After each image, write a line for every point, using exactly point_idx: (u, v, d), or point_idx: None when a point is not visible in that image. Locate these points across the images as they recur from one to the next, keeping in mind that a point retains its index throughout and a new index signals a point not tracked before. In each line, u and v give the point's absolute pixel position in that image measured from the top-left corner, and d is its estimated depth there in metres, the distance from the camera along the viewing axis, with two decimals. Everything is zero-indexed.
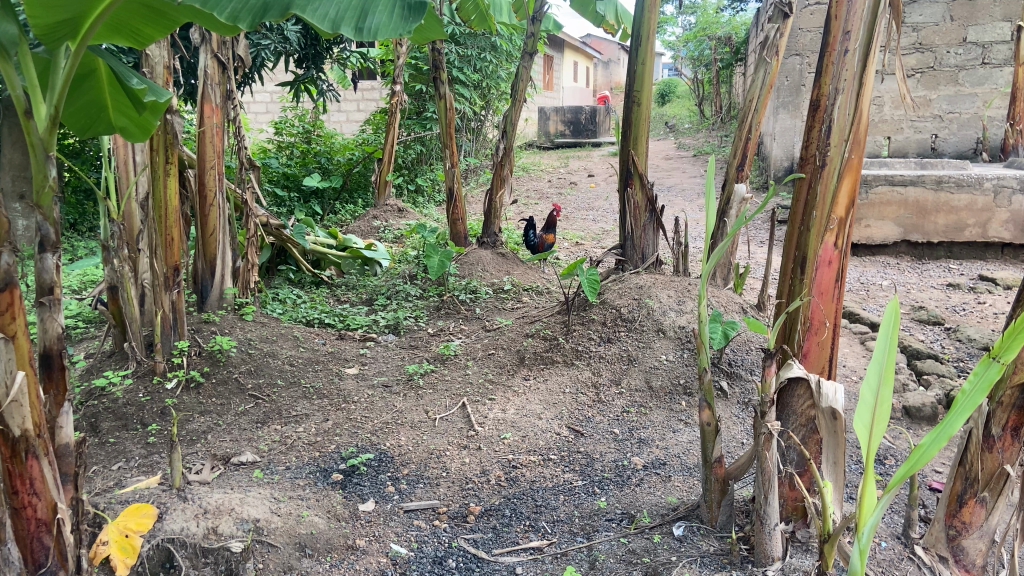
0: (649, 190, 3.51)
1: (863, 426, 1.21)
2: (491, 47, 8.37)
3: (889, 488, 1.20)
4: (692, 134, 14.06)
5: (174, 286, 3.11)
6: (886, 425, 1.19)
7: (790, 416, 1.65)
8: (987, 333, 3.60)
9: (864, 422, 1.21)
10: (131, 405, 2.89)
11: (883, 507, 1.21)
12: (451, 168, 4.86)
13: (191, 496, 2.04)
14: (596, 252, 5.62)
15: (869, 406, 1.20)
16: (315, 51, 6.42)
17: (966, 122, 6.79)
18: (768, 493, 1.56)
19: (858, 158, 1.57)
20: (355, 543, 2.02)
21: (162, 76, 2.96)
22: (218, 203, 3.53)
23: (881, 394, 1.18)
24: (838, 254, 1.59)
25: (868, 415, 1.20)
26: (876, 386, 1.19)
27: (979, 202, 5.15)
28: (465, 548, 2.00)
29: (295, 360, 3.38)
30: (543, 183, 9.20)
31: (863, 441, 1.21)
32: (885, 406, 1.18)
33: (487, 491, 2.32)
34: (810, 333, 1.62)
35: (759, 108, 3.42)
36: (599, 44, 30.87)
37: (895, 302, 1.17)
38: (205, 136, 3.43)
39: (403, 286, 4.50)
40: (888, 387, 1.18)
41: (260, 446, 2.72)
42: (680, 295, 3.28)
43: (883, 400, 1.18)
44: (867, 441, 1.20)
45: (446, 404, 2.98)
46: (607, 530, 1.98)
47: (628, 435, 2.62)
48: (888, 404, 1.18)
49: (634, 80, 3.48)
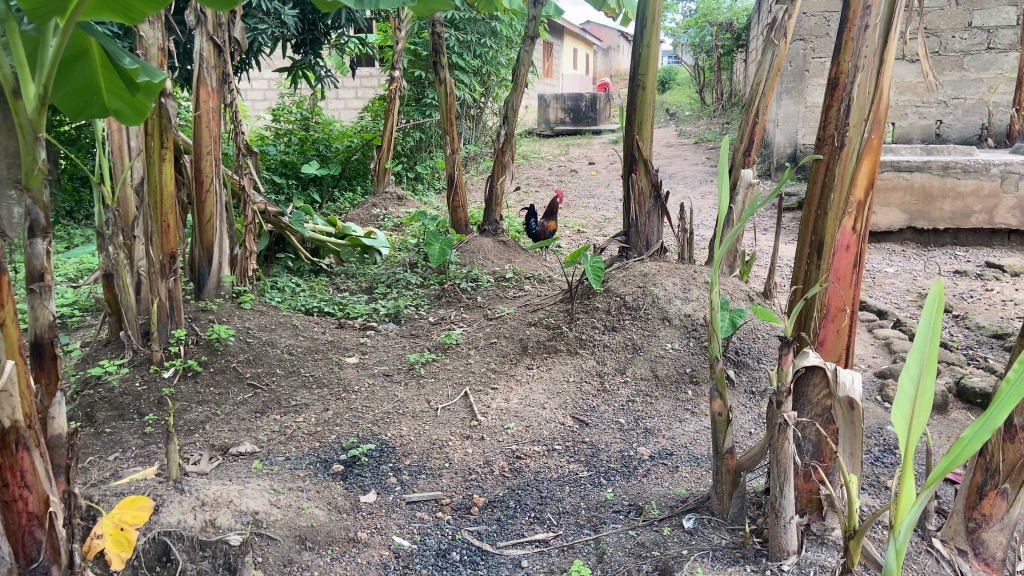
0: (654, 175, 3.46)
1: (901, 417, 1.15)
2: (492, 32, 8.27)
3: (930, 483, 1.13)
4: (692, 121, 13.96)
5: (170, 273, 3.06)
6: (927, 418, 1.13)
7: (805, 406, 1.59)
8: (997, 320, 3.55)
9: (902, 413, 1.15)
10: (128, 394, 2.86)
11: (922, 504, 1.15)
12: (452, 155, 4.80)
13: (188, 487, 1.97)
14: (598, 239, 5.56)
15: (909, 396, 1.14)
16: (312, 36, 6.43)
17: (971, 108, 6.72)
18: (783, 485, 1.51)
19: (878, 138, 1.52)
20: (356, 536, 1.97)
21: (156, 58, 2.91)
22: (215, 188, 3.46)
23: (922, 383, 1.13)
24: (856, 238, 1.54)
25: (907, 405, 1.15)
26: (917, 374, 1.14)
27: (986, 188, 5.09)
28: (469, 541, 1.95)
29: (295, 349, 3.32)
30: (543, 171, 9.13)
31: (900, 432, 1.16)
32: (926, 396, 1.12)
33: (491, 482, 2.27)
34: (828, 321, 1.56)
35: (766, 92, 3.35)
36: (599, 32, 30.65)
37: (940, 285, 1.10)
38: (202, 120, 3.36)
39: (403, 274, 4.44)
40: (930, 376, 1.12)
41: (259, 436, 2.68)
42: (686, 283, 3.23)
43: (924, 390, 1.13)
44: (905, 434, 1.15)
45: (448, 393, 2.93)
46: (615, 522, 1.93)
47: (634, 425, 2.58)
48: (930, 394, 1.12)
49: (639, 63, 3.40)
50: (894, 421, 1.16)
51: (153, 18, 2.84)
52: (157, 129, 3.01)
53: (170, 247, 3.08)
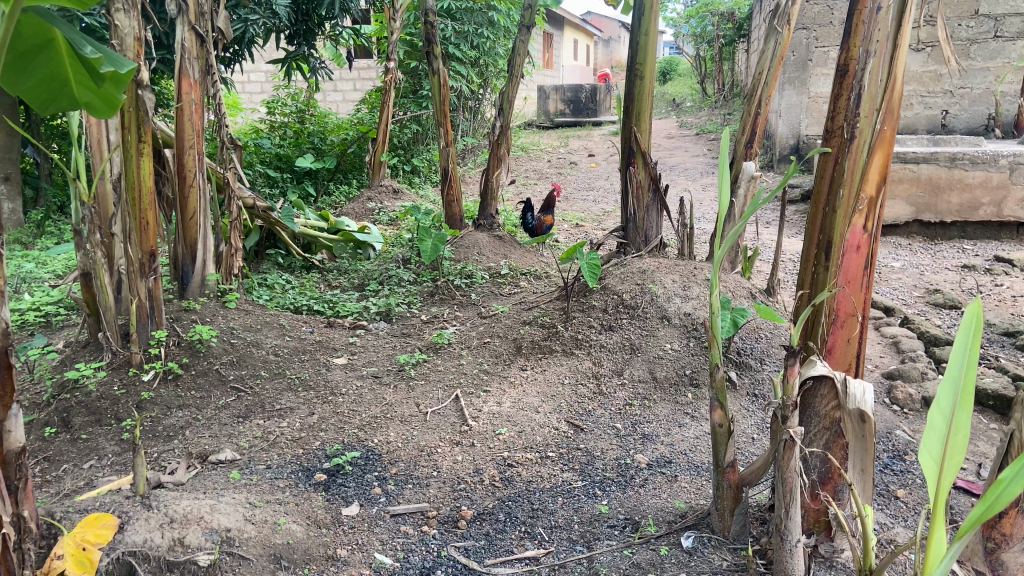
0: (652, 168, 3.33)
1: (932, 457, 1.09)
2: (489, 23, 8.15)
3: (963, 533, 1.05)
4: (693, 112, 13.79)
5: (150, 272, 2.95)
6: (960, 459, 1.07)
7: (812, 418, 1.49)
8: (1008, 317, 3.42)
9: (932, 453, 1.09)
10: (106, 398, 2.75)
11: (954, 556, 1.06)
12: (447, 147, 4.67)
13: (157, 503, 1.86)
14: (597, 233, 5.44)
15: (941, 432, 1.09)
16: (306, 27, 6.32)
17: (978, 97, 6.58)
18: (788, 506, 1.39)
19: (892, 129, 1.40)
20: (336, 553, 1.86)
21: (132, 48, 2.79)
22: (199, 184, 3.35)
23: (957, 419, 1.08)
24: (868, 238, 1.43)
25: (940, 443, 1.08)
26: (951, 410, 1.08)
27: (995, 179, 4.96)
28: (456, 558, 1.84)
29: (281, 349, 3.21)
30: (542, 163, 9.00)
31: (929, 471, 1.09)
32: (960, 434, 1.07)
33: (480, 493, 2.16)
34: (836, 327, 1.44)
35: (769, 81, 3.22)
36: (600, 23, 30.42)
37: (974, 313, 1.07)
38: (183, 113, 3.25)
39: (395, 271, 4.33)
40: (965, 413, 1.07)
41: (241, 442, 2.57)
42: (685, 280, 3.11)
43: (958, 426, 1.07)
44: (935, 474, 1.08)
45: (439, 396, 2.82)
46: (610, 538, 1.82)
47: (631, 430, 2.46)
48: (964, 431, 1.07)
49: (637, 52, 3.28)
50: (924, 461, 1.10)
51: (127, 6, 2.72)
52: (134, 122, 2.89)
53: (151, 245, 2.97)
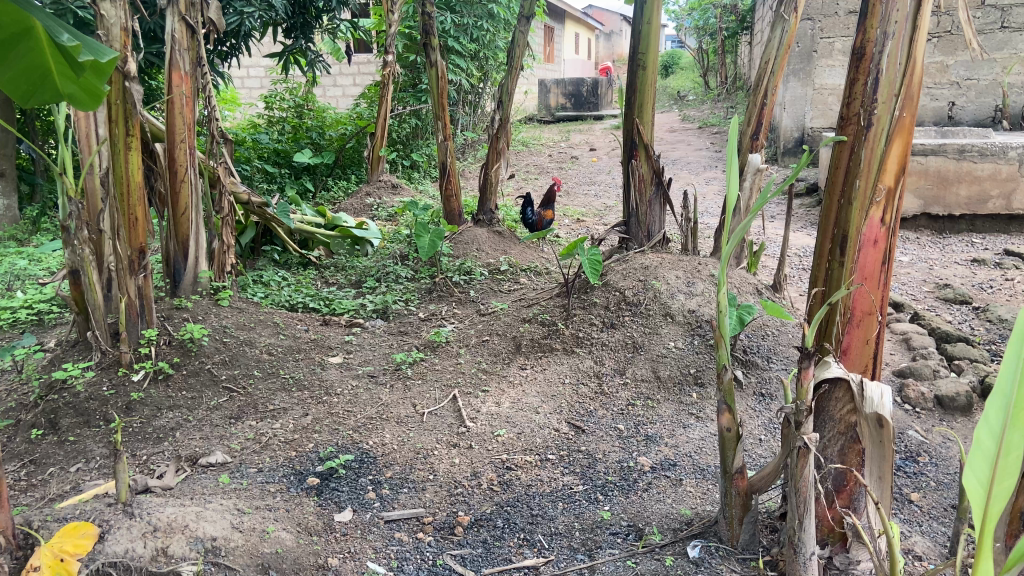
0: (655, 162, 3.25)
1: (976, 485, 1.03)
2: (489, 15, 8.06)
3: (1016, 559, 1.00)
4: (695, 105, 13.66)
5: (140, 269, 2.86)
6: (1011, 484, 1.00)
7: (826, 423, 1.41)
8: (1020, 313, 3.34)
9: (977, 481, 1.03)
10: (95, 398, 2.67)
11: None
12: (445, 141, 4.57)
13: (140, 511, 1.78)
14: (598, 228, 5.37)
15: (990, 455, 1.01)
16: (303, 20, 6.23)
17: (985, 89, 6.48)
18: (801, 516, 1.31)
19: (911, 117, 1.33)
20: (327, 562, 1.78)
21: (119, 38, 2.71)
22: (190, 178, 3.27)
23: (1007, 440, 1.00)
24: (885, 231, 1.36)
25: (986, 471, 1.02)
26: (1000, 430, 1.00)
27: (1003, 172, 4.89)
28: (451, 567, 1.77)
29: (275, 348, 3.13)
30: (543, 158, 8.91)
31: (975, 501, 1.03)
32: (1011, 457, 1.00)
33: (478, 498, 2.08)
34: (852, 326, 1.37)
35: (777, 70, 3.10)
36: (601, 17, 30.26)
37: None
38: (173, 106, 3.17)
39: (393, 267, 4.25)
40: (1016, 432, 1.00)
41: (232, 444, 2.50)
42: (689, 276, 3.03)
43: (1009, 448, 1.00)
44: (983, 505, 1.02)
45: (436, 396, 2.74)
46: (612, 547, 1.74)
47: (634, 431, 2.38)
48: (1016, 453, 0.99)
49: (639, 41, 3.19)
50: (968, 491, 1.03)
51: None
52: (122, 116, 2.80)
53: (140, 242, 2.89)
